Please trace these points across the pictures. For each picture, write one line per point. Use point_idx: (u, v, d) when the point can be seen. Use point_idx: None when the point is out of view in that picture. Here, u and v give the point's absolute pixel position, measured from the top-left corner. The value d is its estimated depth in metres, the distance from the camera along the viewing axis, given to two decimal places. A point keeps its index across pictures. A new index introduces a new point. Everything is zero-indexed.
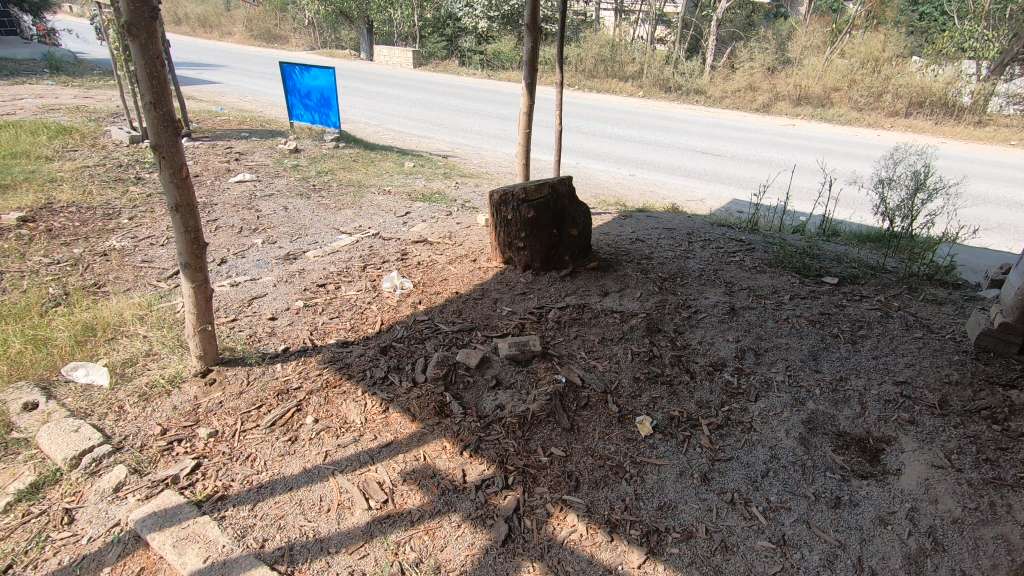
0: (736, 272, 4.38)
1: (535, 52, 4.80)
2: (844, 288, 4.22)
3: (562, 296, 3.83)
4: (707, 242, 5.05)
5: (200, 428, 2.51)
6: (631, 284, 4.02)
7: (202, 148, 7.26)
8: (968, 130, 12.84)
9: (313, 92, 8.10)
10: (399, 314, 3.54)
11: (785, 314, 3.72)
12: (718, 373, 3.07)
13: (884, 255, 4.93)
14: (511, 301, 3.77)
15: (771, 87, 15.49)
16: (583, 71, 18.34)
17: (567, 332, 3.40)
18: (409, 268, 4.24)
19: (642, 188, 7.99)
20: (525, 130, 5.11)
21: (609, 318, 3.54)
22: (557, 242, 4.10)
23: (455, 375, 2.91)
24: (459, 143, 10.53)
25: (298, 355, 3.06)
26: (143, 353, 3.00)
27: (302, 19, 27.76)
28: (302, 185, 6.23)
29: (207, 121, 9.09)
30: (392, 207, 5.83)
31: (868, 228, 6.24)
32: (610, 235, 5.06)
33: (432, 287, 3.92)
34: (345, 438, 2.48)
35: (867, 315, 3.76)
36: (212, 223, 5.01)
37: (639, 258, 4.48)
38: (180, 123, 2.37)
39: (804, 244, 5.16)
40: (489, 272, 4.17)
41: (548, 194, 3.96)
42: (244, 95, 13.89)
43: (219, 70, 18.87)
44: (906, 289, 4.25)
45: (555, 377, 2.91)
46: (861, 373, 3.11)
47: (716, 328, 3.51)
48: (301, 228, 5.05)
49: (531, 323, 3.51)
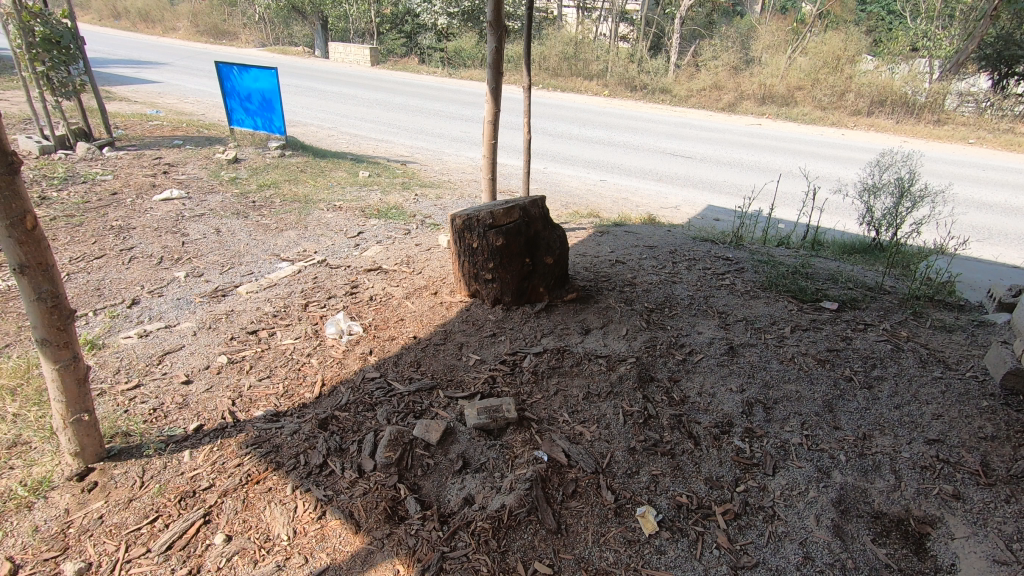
0: (728, 299, 3.95)
1: (499, 55, 4.25)
2: (846, 315, 3.84)
3: (537, 338, 3.34)
4: (692, 261, 4.61)
5: (67, 561, 1.88)
6: (614, 319, 3.56)
7: (126, 159, 6.40)
8: (928, 129, 12.94)
9: (253, 94, 7.30)
10: (346, 369, 2.96)
11: (788, 352, 3.30)
12: (726, 437, 2.61)
13: (880, 273, 4.60)
14: (479, 347, 3.24)
15: (736, 86, 15.34)
16: (547, 69, 17.85)
17: (546, 387, 2.91)
18: (360, 306, 3.64)
19: (614, 195, 7.58)
20: (491, 140, 4.55)
21: (593, 365, 3.08)
22: (530, 272, 3.59)
23: (411, 458, 2.37)
24: (419, 147, 9.92)
25: (213, 436, 2.44)
26: (7, 443, 2.33)
27: (251, 14, 26.41)
28: (240, 202, 5.52)
29: (136, 127, 8.19)
30: (343, 226, 5.20)
31: (854, 237, 6.01)
32: (587, 256, 4.56)
33: (386, 331, 3.34)
34: (267, 565, 1.91)
35: (877, 349, 3.39)
36: (126, 252, 4.26)
37: (621, 286, 4.01)
38: (16, 156, 1.74)
39: (795, 262, 4.78)
40: (453, 308, 3.62)
41: (519, 218, 3.44)
42: (186, 96, 12.83)
43: (159, 68, 17.57)
44: (910, 314, 3.90)
45: (536, 456, 2.41)
46: (885, 429, 2.70)
47: (715, 374, 3.08)
48: (234, 256, 4.38)
49: (503, 376, 2.98)
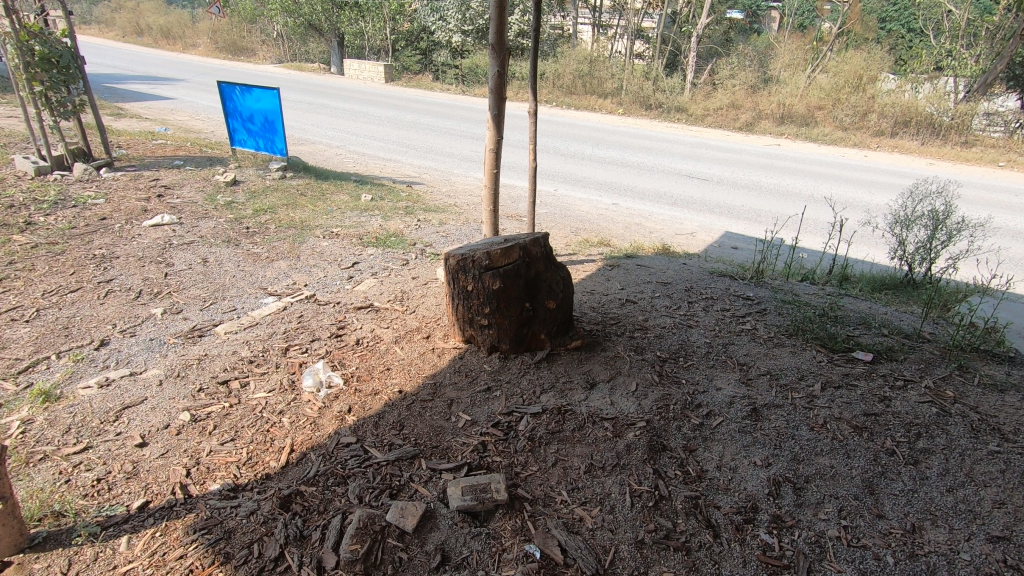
0: (750, 347, 3.59)
1: (502, 79, 3.98)
2: (881, 368, 3.45)
3: (536, 393, 3.00)
4: (709, 300, 4.26)
5: None
6: (623, 370, 3.22)
7: (122, 181, 6.23)
8: (955, 150, 12.50)
9: (255, 115, 7.12)
10: (320, 432, 2.64)
11: (820, 417, 2.92)
12: (750, 529, 2.25)
13: (917, 317, 4.21)
14: (471, 404, 2.91)
15: (754, 105, 14.97)
16: (561, 87, 17.65)
17: (543, 457, 2.57)
18: (344, 351, 3.34)
19: (627, 220, 7.28)
20: (493, 169, 4.26)
21: (598, 431, 2.73)
22: (530, 318, 3.26)
23: (382, 551, 2.05)
24: (427, 166, 9.70)
25: (158, 517, 2.14)
26: None
27: (269, 31, 26.69)
28: (233, 228, 5.29)
29: (139, 146, 8.06)
30: (338, 256, 4.93)
31: (884, 270, 5.64)
32: (595, 295, 4.24)
33: (369, 383, 3.03)
34: None
35: (921, 413, 3.00)
36: (104, 285, 4.02)
37: (631, 330, 3.67)
38: None
39: (822, 303, 4.39)
40: (445, 356, 3.30)
41: (519, 258, 3.12)
42: (196, 114, 12.80)
43: (175, 85, 17.66)
44: (955, 367, 3.49)
45: (526, 551, 2.08)
46: (938, 519, 2.32)
47: (737, 442, 2.71)
48: (218, 290, 4.12)
49: (496, 443, 2.64)
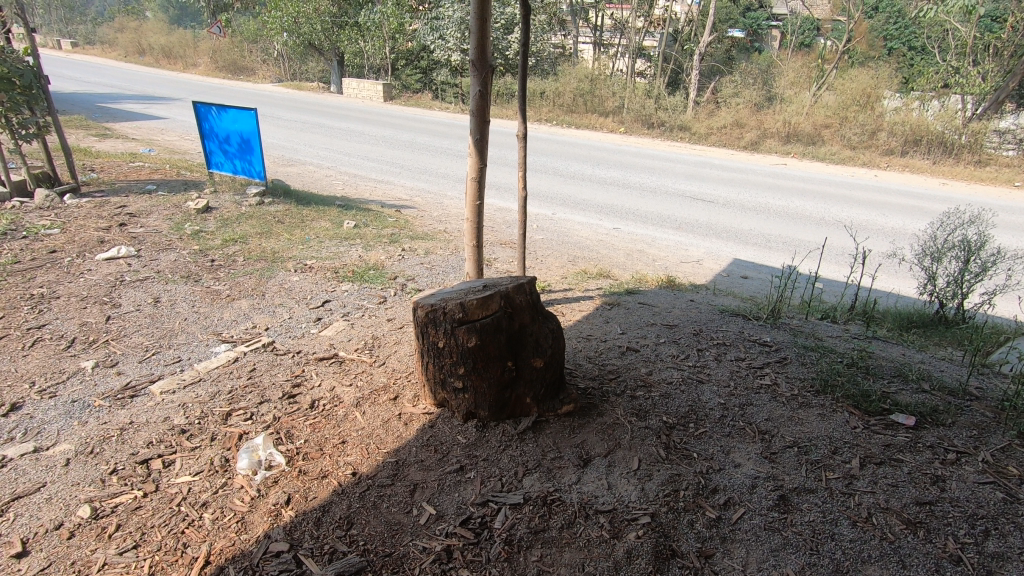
0: (772, 409, 3.07)
1: (484, 100, 3.53)
2: (928, 436, 2.92)
3: (518, 475, 2.49)
4: (721, 347, 3.75)
5: None
6: (623, 442, 2.71)
7: (85, 207, 5.81)
8: (968, 170, 12.03)
9: (232, 136, 6.71)
10: (246, 535, 2.14)
11: (863, 507, 2.39)
12: None
13: (959, 368, 3.69)
14: (438, 490, 2.39)
15: (759, 123, 14.55)
16: (561, 105, 17.31)
17: (523, 570, 2.06)
18: (294, 418, 2.84)
19: (628, 247, 6.81)
20: (476, 198, 3.78)
21: (593, 531, 2.22)
22: (513, 379, 2.76)
23: None
24: (420, 189, 9.28)
25: None
26: None
27: (269, 50, 26.61)
28: (196, 261, 4.83)
29: (114, 169, 7.66)
30: (308, 293, 4.46)
31: (911, 305, 5.14)
32: (591, 342, 3.73)
33: (318, 461, 2.52)
34: None
35: (986, 500, 2.46)
36: (34, 333, 3.55)
37: (632, 388, 3.16)
38: None
39: (849, 349, 3.87)
40: (412, 425, 2.79)
41: (498, 310, 2.62)
42: (187, 134, 12.50)
43: (170, 104, 17.42)
44: (1013, 433, 2.96)
45: None
46: None
47: (764, 546, 2.19)
48: (165, 337, 3.63)
49: (465, 548, 2.13)
